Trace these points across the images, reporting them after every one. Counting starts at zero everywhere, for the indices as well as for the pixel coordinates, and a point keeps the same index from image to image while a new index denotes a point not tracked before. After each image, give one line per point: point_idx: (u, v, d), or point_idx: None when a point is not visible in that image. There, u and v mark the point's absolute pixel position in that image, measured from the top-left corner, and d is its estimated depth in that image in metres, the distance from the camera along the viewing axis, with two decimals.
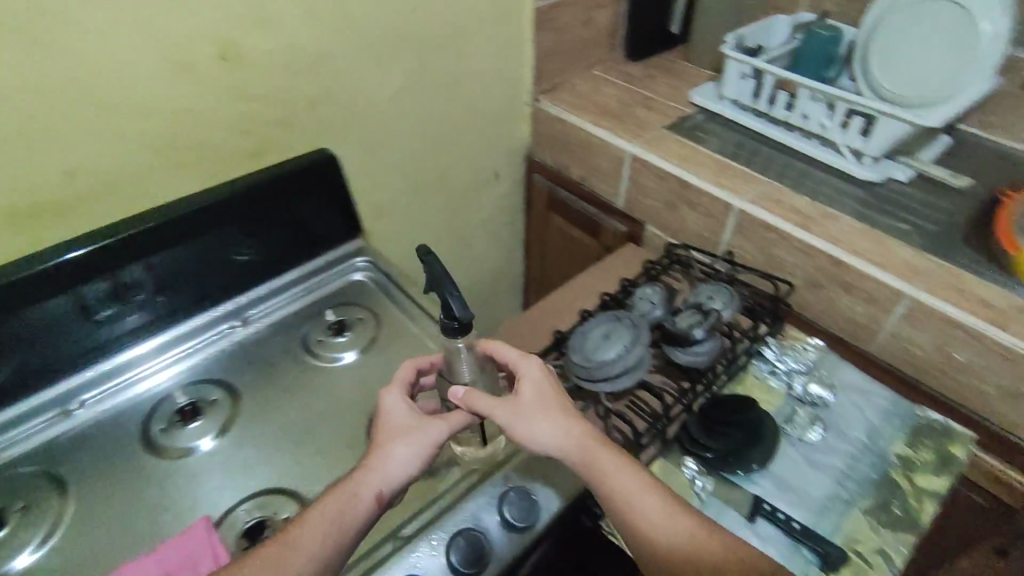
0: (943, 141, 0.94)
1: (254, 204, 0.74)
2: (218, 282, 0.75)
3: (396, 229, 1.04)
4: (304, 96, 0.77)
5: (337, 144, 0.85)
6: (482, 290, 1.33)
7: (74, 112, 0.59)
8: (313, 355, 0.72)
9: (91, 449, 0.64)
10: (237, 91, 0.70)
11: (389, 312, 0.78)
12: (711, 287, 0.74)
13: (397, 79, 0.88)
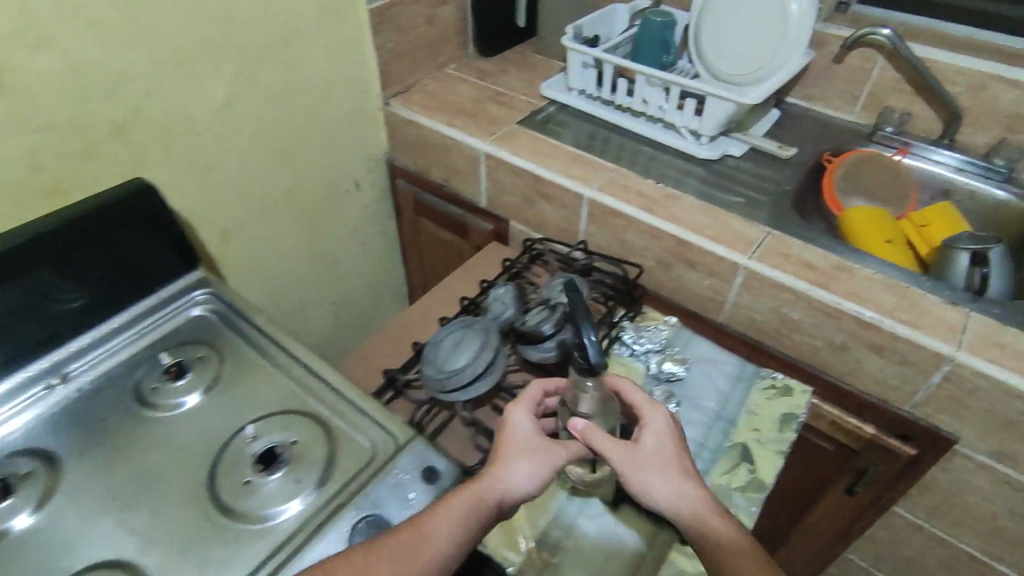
0: (773, 114, 1.00)
1: (55, 245, 0.66)
2: (28, 339, 0.67)
3: (247, 251, 0.99)
4: (106, 121, 0.71)
5: (159, 168, 0.80)
6: (361, 302, 1.29)
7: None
8: (148, 409, 0.66)
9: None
10: (21, 119, 0.64)
11: (232, 347, 0.73)
12: (563, 279, 0.75)
13: (220, 92, 0.83)
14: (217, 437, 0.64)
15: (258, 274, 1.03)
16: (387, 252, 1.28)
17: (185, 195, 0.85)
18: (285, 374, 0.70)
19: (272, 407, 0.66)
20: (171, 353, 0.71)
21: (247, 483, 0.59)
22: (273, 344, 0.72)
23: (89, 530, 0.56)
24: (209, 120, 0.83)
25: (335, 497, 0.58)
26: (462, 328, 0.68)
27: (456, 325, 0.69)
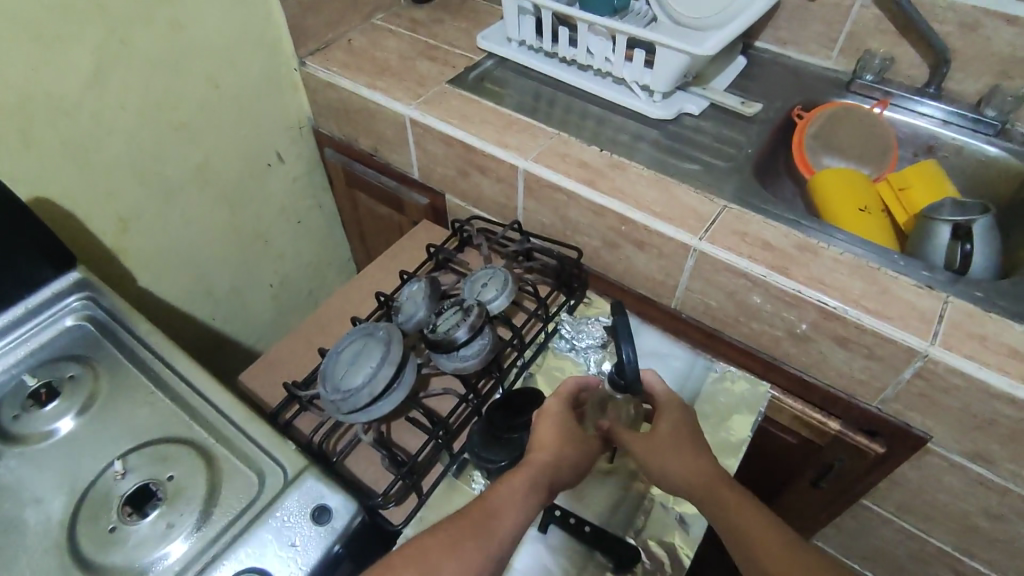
0: (739, 62, 0.88)
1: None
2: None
3: (156, 241, 0.88)
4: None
5: (20, 156, 0.68)
6: (305, 285, 1.19)
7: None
8: (3, 442, 0.58)
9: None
10: None
11: (109, 364, 0.64)
12: (486, 271, 0.66)
13: (87, 59, 0.70)
14: (83, 473, 0.56)
15: (174, 266, 0.92)
16: (327, 228, 1.17)
17: (61, 183, 0.73)
18: (167, 395, 0.61)
19: (148, 436, 0.58)
20: (37, 376, 0.63)
21: (112, 531, 0.51)
22: (155, 359, 0.63)
23: None
24: (78, 94, 0.71)
25: (209, 545, 0.50)
26: (360, 335, 0.60)
27: (356, 332, 0.60)
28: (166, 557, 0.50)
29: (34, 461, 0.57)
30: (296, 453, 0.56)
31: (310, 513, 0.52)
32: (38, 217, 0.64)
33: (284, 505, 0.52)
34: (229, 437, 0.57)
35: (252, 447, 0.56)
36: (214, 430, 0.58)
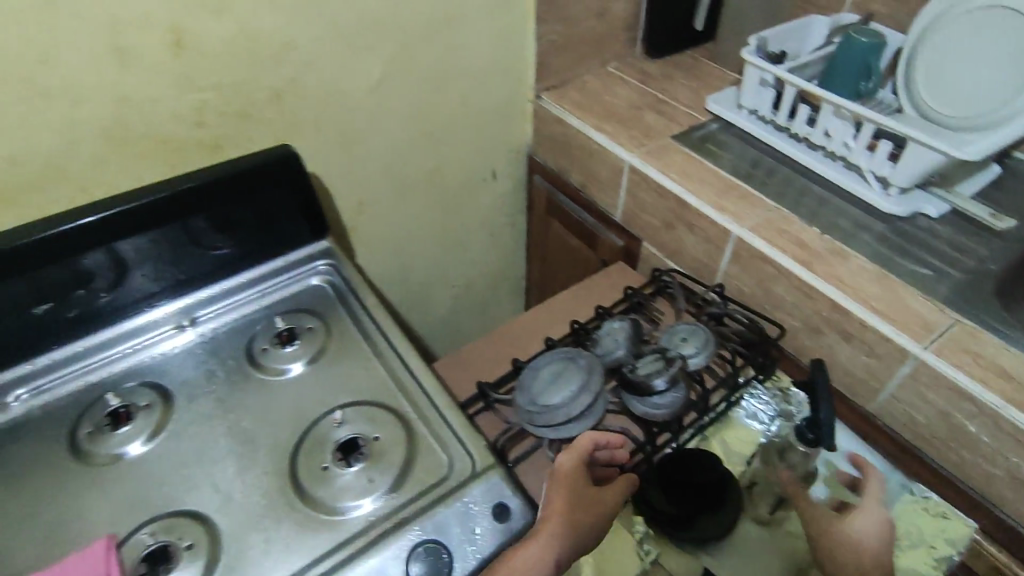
0: (994, 170, 0.82)
1: (195, 202, 0.70)
2: (166, 280, 0.73)
3: (381, 227, 1.00)
4: (268, 84, 0.76)
5: (310, 138, 0.82)
6: (482, 293, 1.28)
7: (39, 91, 0.62)
8: (253, 367, 0.69)
9: (12, 444, 0.63)
10: (190, 76, 0.70)
11: (341, 325, 0.74)
12: (686, 326, 0.70)
13: (378, 67, 0.83)
14: (308, 413, 0.65)
15: (388, 251, 1.04)
16: (516, 246, 1.25)
17: (331, 166, 0.87)
18: (382, 364, 0.69)
19: (364, 397, 0.66)
20: (286, 319, 0.74)
21: (325, 469, 0.59)
22: (377, 332, 0.72)
23: (180, 472, 0.60)
24: (364, 95, 0.84)
25: (400, 509, 0.56)
26: (563, 358, 0.64)
27: (559, 354, 0.65)
28: (365, 508, 0.57)
29: (271, 389, 0.67)
30: (485, 450, 0.61)
31: (490, 509, 0.56)
32: (311, 192, 0.78)
33: (469, 494, 0.57)
34: (431, 419, 0.63)
35: (449, 433, 0.62)
36: (421, 407, 0.64)
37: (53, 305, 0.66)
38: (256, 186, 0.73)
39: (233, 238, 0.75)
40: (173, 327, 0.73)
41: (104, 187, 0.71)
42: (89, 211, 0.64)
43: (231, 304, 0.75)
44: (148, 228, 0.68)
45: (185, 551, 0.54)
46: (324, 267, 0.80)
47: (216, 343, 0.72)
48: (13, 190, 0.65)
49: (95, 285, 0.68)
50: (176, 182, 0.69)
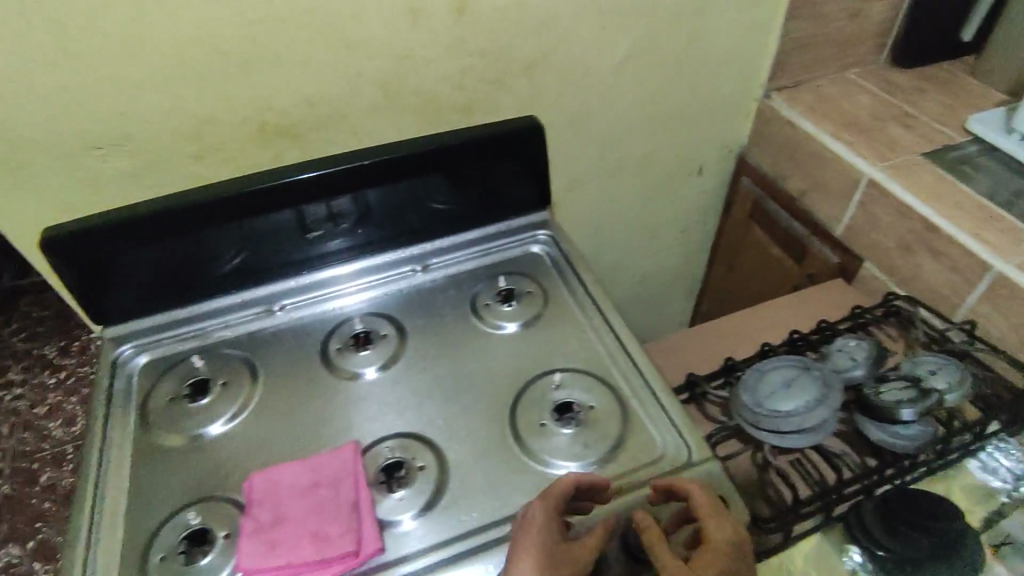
0: None
1: (449, 160, 0.75)
2: (409, 228, 0.80)
3: (585, 206, 1.03)
4: (525, 56, 0.80)
5: (546, 110, 0.87)
6: (657, 289, 1.26)
7: (346, 44, 0.70)
8: (476, 316, 0.74)
9: (276, 346, 0.72)
10: (463, 41, 0.75)
11: (559, 296, 0.76)
12: (935, 358, 0.68)
13: (624, 48, 0.85)
14: (526, 369, 0.68)
15: (584, 231, 1.06)
16: (702, 248, 1.22)
17: (559, 138, 0.91)
18: (597, 338, 0.71)
19: (581, 367, 0.68)
20: (508, 280, 0.77)
21: (543, 426, 0.62)
22: (593, 308, 0.74)
23: (413, 399, 0.66)
24: (604, 74, 0.87)
25: (614, 481, 0.58)
26: (795, 363, 0.66)
27: (790, 360, 0.66)
28: (581, 471, 0.59)
29: (492, 342, 0.72)
30: (701, 442, 0.60)
31: None
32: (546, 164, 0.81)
33: (687, 480, 0.57)
34: (645, 401, 0.64)
35: (662, 419, 0.63)
36: (635, 388, 0.66)
37: (314, 233, 0.75)
38: (495, 151, 0.77)
39: (465, 197, 0.80)
40: (408, 271, 0.79)
41: (370, 138, 0.79)
42: (356, 157, 0.72)
43: (456, 257, 0.81)
44: (400, 177, 0.74)
45: (417, 472, 0.60)
46: (544, 236, 0.83)
47: (443, 291, 0.78)
48: (304, 129, 0.75)
49: (346, 223, 0.76)
50: (428, 140, 0.74)
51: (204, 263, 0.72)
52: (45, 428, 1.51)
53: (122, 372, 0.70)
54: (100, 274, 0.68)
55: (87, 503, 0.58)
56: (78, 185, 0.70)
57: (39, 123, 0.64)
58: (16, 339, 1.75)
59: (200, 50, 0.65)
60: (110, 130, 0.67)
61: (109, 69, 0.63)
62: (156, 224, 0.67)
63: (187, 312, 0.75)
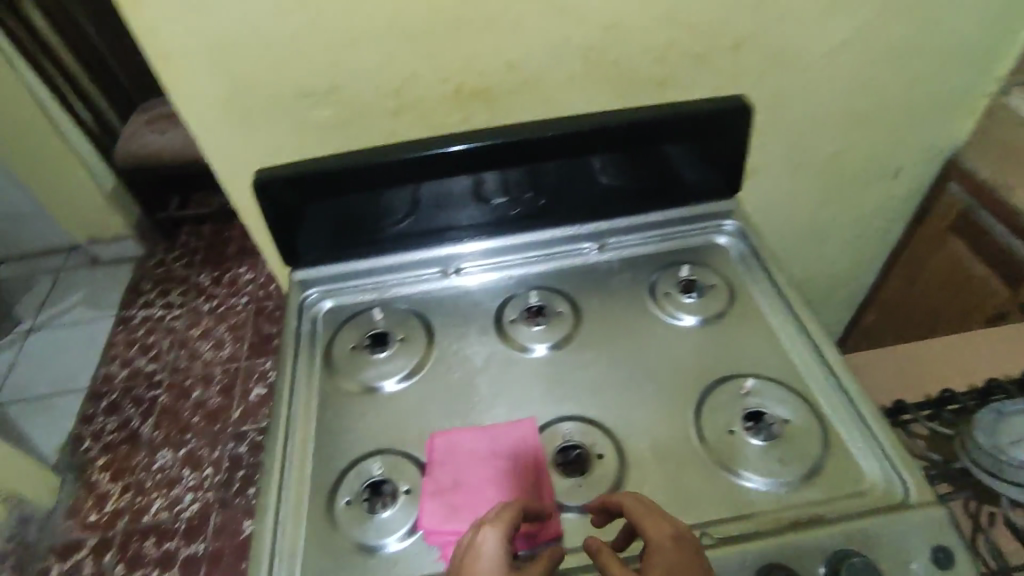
0: None
1: (644, 136, 0.69)
2: (588, 205, 0.76)
3: (763, 197, 0.95)
4: (739, 31, 0.73)
5: (747, 91, 0.80)
6: (815, 292, 1.17)
7: (558, 8, 0.67)
8: (654, 303, 0.71)
9: (449, 309, 0.72)
10: (678, 10, 0.70)
11: (746, 295, 0.70)
12: None
13: (848, 28, 0.76)
14: (710, 368, 0.64)
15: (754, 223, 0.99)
16: (876, 254, 1.11)
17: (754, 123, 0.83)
18: (791, 345, 0.65)
19: (773, 376, 0.63)
20: (691, 270, 0.73)
21: (731, 433, 0.59)
22: (786, 313, 0.68)
23: (588, 383, 0.64)
24: (819, 56, 0.78)
25: (812, 509, 0.53)
26: None
27: None
28: (774, 490, 0.55)
29: (671, 334, 0.68)
30: (915, 479, 0.54)
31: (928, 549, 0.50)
32: (746, 149, 0.73)
33: (906, 521, 0.51)
34: (846, 423, 0.59)
35: (866, 447, 0.57)
36: (835, 407, 0.60)
37: (492, 201, 0.73)
38: (689, 132, 0.71)
39: (648, 178, 0.74)
40: (584, 249, 0.77)
41: (562, 107, 0.76)
42: (537, 130, 0.68)
43: (632, 239, 0.77)
44: (584, 154, 0.70)
45: (596, 460, 0.58)
46: (730, 227, 0.77)
47: (619, 274, 0.74)
48: (499, 93, 0.73)
49: (522, 194, 0.73)
50: (618, 115, 0.69)
51: (387, 220, 0.73)
52: (197, 348, 1.66)
53: (307, 316, 0.73)
54: (296, 221, 0.70)
55: (279, 437, 0.61)
56: (287, 132, 0.73)
57: (262, 70, 0.67)
58: (177, 264, 1.92)
59: (417, 6, 0.65)
60: (323, 79, 0.69)
61: (332, 22, 0.64)
62: (350, 179, 0.67)
63: (364, 264, 0.76)
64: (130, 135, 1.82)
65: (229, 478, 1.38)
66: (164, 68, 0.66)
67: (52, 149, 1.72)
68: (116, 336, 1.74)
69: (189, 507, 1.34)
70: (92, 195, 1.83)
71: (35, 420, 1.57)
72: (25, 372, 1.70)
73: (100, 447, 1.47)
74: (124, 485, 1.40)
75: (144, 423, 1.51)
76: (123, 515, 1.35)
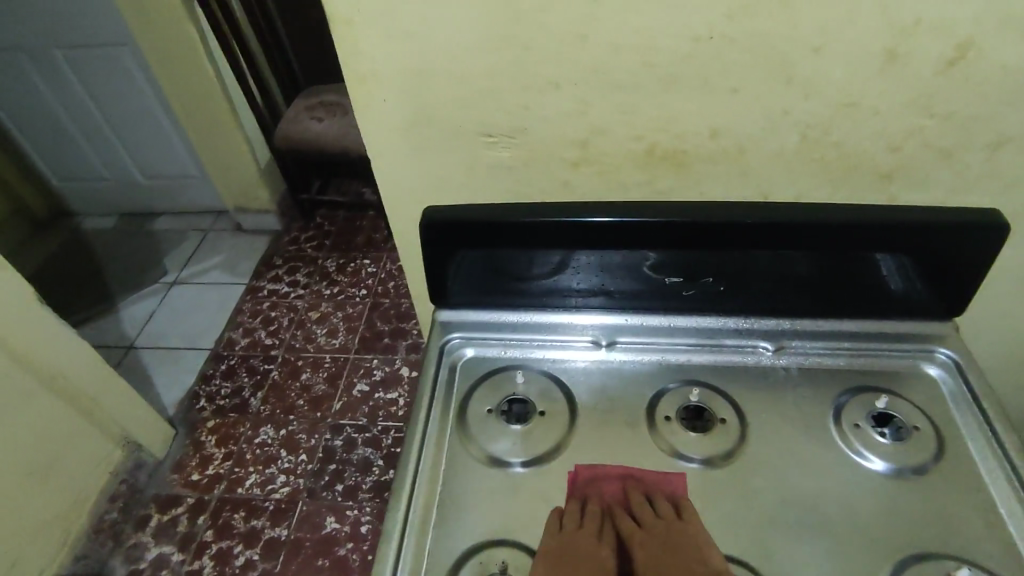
0: None
1: (868, 240, 0.59)
2: (776, 299, 0.67)
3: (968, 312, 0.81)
4: (1001, 129, 0.61)
5: (992, 196, 0.67)
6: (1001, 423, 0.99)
7: (788, 78, 0.59)
8: (839, 433, 0.60)
9: (596, 387, 0.66)
10: (931, 99, 0.59)
11: (959, 449, 0.58)
12: None
13: None
14: (902, 538, 0.53)
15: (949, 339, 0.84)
16: None
17: None
18: (1017, 529, 0.53)
19: (987, 565, 0.51)
20: (890, 401, 0.62)
21: None
22: (1012, 485, 0.55)
23: (751, 516, 0.55)
24: None
25: None
26: None
27: None
28: None
29: (856, 478, 0.57)
30: None
31: None
32: (990, 272, 0.61)
33: None
34: None
35: None
36: None
37: (664, 277, 0.66)
38: (925, 241, 0.59)
39: (850, 283, 0.64)
40: (758, 347, 0.67)
41: (759, 184, 0.68)
42: (740, 213, 0.60)
43: (817, 346, 0.67)
44: (787, 247, 0.60)
45: None
46: (940, 356, 0.65)
47: (795, 384, 0.64)
48: (694, 159, 0.66)
49: (700, 277, 0.66)
50: (837, 210, 0.59)
51: (549, 277, 0.68)
52: (313, 332, 1.71)
53: (445, 363, 0.69)
54: (457, 264, 0.67)
55: (401, 499, 0.58)
56: (460, 167, 0.69)
57: (452, 104, 0.64)
58: (309, 245, 2.00)
59: (632, 60, 0.59)
60: (511, 120, 0.65)
61: (535, 66, 0.60)
62: (525, 234, 0.62)
63: (512, 318, 0.72)
64: (290, 118, 1.88)
65: (320, 469, 1.40)
66: (357, 88, 0.64)
67: (223, 122, 1.84)
68: (243, 304, 1.84)
69: (281, 490, 1.37)
70: (247, 168, 1.95)
71: (162, 369, 1.69)
72: (161, 321, 1.83)
73: (212, 410, 1.55)
74: (227, 451, 1.46)
75: (255, 395, 1.57)
76: (222, 481, 1.41)
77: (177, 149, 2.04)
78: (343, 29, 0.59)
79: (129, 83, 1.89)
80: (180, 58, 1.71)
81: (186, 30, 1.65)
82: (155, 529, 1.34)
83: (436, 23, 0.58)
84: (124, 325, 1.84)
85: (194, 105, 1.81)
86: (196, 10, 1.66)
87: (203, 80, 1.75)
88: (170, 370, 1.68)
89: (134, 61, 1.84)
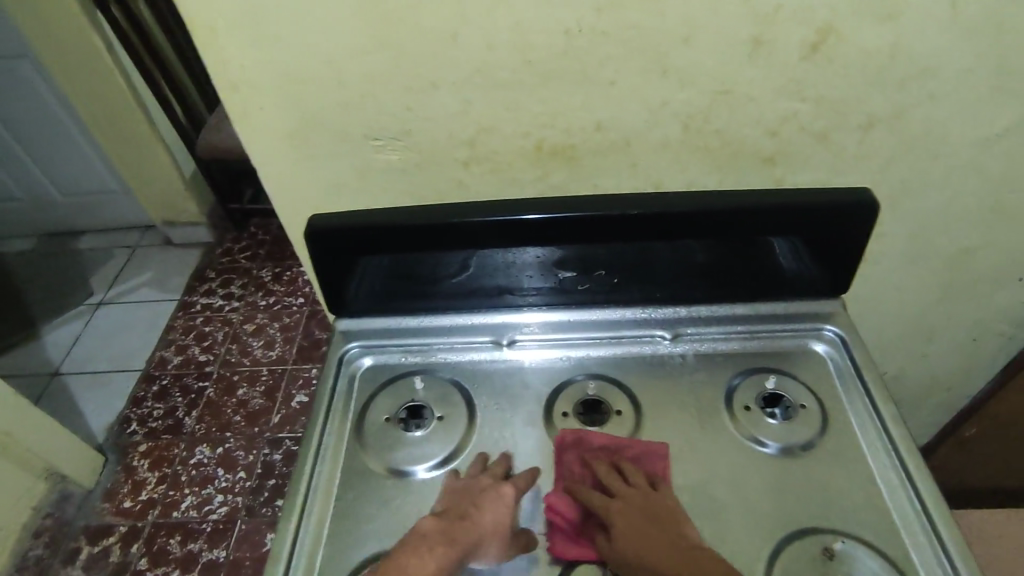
0: None
1: (748, 225, 0.60)
2: (670, 288, 0.68)
3: (864, 288, 0.83)
4: (871, 110, 0.63)
5: (871, 176, 0.69)
6: (909, 392, 1.03)
7: (662, 68, 0.59)
8: (730, 417, 0.61)
9: (497, 388, 0.65)
10: (802, 84, 0.60)
11: (844, 424, 0.60)
12: None
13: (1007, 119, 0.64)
14: (789, 516, 0.54)
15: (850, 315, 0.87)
16: (990, 361, 0.96)
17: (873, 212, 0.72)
18: (893, 499, 0.55)
19: (865, 537, 0.53)
20: (779, 382, 0.63)
21: None
22: (889, 455, 0.57)
23: None
24: (964, 146, 0.66)
25: None
26: None
27: None
28: None
29: (747, 460, 0.58)
30: None
31: None
32: (866, 250, 0.63)
33: None
34: None
35: None
36: None
37: (559, 272, 0.66)
38: (802, 224, 0.60)
39: (739, 268, 0.65)
40: (656, 336, 0.68)
41: (649, 175, 0.68)
42: (623, 206, 0.60)
43: (713, 332, 0.68)
44: (671, 237, 0.61)
45: None
46: (828, 334, 0.67)
47: (692, 371, 0.65)
48: (582, 153, 0.66)
49: (592, 270, 0.66)
50: (716, 198, 0.60)
51: (444, 279, 0.67)
52: (248, 345, 1.67)
53: (345, 373, 0.68)
54: (347, 272, 0.65)
55: (293, 518, 0.56)
56: (349, 173, 0.68)
57: (331, 108, 0.62)
58: (243, 256, 1.95)
59: (506, 57, 0.58)
60: (393, 123, 0.63)
61: (409, 66, 0.59)
62: (411, 237, 0.61)
63: (414, 322, 0.71)
64: (213, 127, 1.83)
65: (259, 485, 1.37)
66: (229, 96, 0.62)
67: (141, 133, 1.77)
68: (175, 321, 1.77)
69: (217, 511, 1.34)
70: (173, 180, 1.88)
71: (90, 395, 1.62)
72: (89, 345, 1.76)
73: (144, 434, 1.50)
74: (160, 475, 1.41)
75: (189, 415, 1.52)
76: (156, 507, 1.36)
77: (96, 163, 1.95)
78: (206, 37, 0.57)
79: (38, 97, 1.80)
80: (87, 69, 1.64)
81: (91, 39, 1.59)
82: (85, 562, 1.28)
83: (302, 26, 0.56)
84: (48, 351, 1.75)
85: (108, 117, 1.73)
86: (99, 18, 1.60)
87: (115, 91, 1.68)
88: (99, 395, 1.61)
89: (41, 74, 1.75)
